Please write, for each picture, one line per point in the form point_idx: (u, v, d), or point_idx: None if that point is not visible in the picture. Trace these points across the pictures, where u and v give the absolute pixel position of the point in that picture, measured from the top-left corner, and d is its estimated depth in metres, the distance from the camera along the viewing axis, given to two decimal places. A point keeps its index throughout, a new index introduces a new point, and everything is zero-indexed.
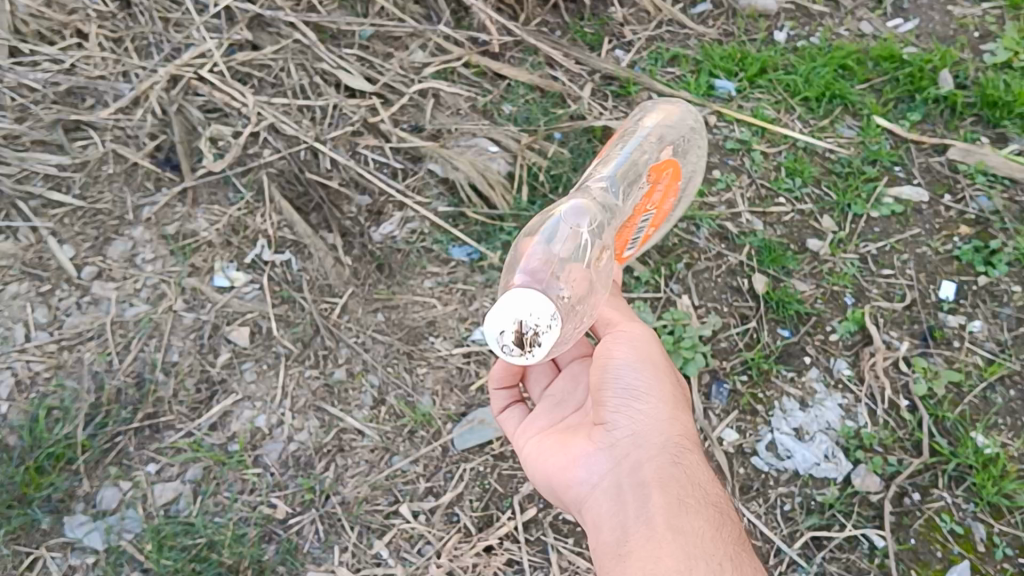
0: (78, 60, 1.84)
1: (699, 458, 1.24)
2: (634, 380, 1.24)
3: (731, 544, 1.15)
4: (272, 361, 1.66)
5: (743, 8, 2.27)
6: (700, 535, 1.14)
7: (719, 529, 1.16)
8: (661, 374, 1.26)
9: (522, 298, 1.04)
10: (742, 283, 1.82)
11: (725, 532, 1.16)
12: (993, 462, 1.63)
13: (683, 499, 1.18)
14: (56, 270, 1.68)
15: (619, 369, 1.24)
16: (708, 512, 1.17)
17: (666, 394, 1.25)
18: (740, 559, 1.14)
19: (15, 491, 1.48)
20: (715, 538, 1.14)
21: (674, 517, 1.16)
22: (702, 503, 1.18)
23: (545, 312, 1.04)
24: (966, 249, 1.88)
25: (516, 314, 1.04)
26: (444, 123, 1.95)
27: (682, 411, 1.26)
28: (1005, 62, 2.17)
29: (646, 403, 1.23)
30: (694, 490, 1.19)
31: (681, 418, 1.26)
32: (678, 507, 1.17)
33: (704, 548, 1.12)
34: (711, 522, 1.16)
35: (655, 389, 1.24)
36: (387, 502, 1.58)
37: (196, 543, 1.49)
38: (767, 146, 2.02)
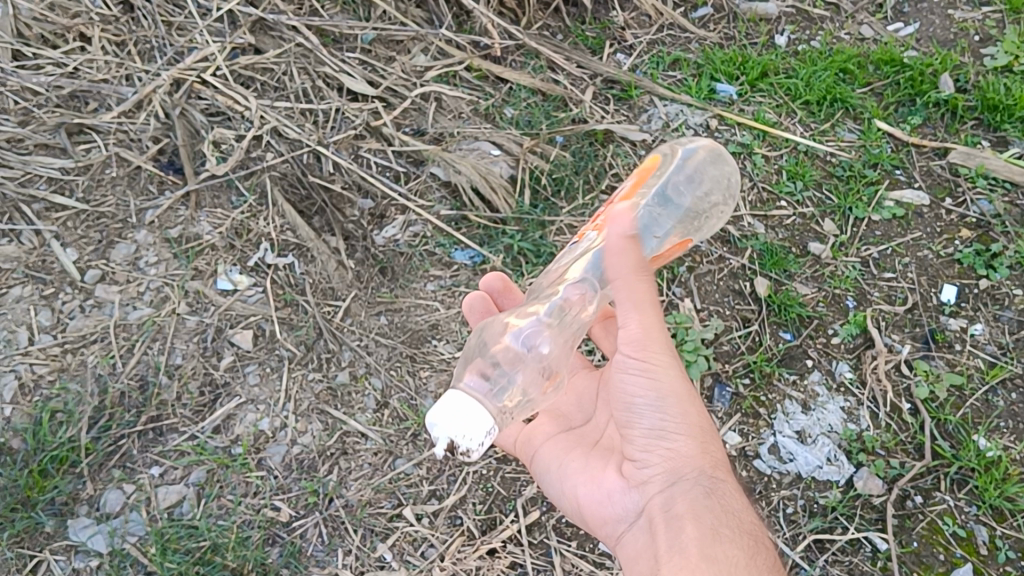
0: (81, 63, 1.84)
1: (731, 486, 1.24)
2: (660, 416, 1.22)
3: (767, 572, 1.15)
4: (275, 364, 1.67)
5: (744, 12, 2.28)
6: (736, 565, 1.13)
7: (754, 557, 1.16)
8: (689, 408, 1.23)
9: (457, 415, 1.07)
10: (743, 286, 1.82)
11: (761, 561, 1.16)
12: (995, 465, 1.64)
13: (717, 528, 1.17)
14: (59, 273, 1.68)
15: (642, 406, 1.22)
16: (742, 540, 1.17)
17: (695, 427, 1.24)
18: None
19: (18, 494, 1.48)
20: (753, 569, 1.14)
21: (708, 547, 1.15)
22: (737, 532, 1.18)
23: (479, 429, 1.07)
24: (967, 252, 1.89)
25: (451, 432, 1.07)
26: (446, 126, 1.96)
27: (711, 440, 1.26)
28: (1005, 66, 2.18)
29: (673, 438, 1.23)
30: (727, 519, 1.19)
31: (712, 447, 1.26)
32: (714, 538, 1.16)
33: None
34: (749, 552, 1.16)
35: (682, 423, 1.23)
36: (390, 505, 1.58)
37: (200, 546, 1.49)
38: (768, 150, 2.02)
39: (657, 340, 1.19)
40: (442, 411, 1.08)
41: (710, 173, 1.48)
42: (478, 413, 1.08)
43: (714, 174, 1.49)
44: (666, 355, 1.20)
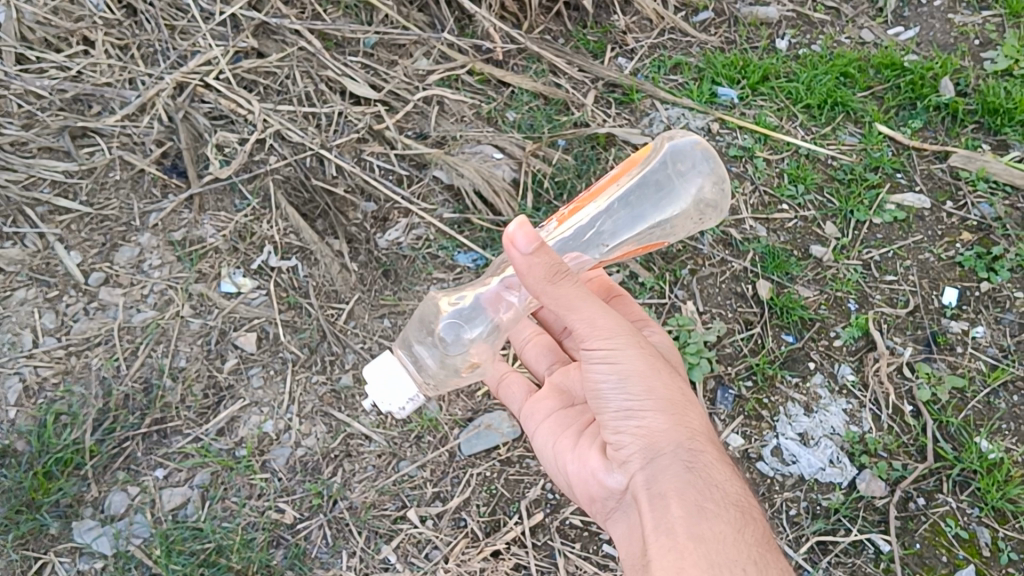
0: (85, 67, 1.84)
1: (713, 457, 1.17)
2: (625, 397, 1.17)
3: (755, 547, 1.09)
4: (279, 367, 1.67)
5: (745, 16, 2.28)
6: (723, 540, 1.08)
7: (742, 531, 1.10)
8: (658, 381, 1.17)
9: (384, 385, 1.27)
10: (746, 289, 1.83)
11: (749, 535, 1.11)
12: (997, 467, 1.64)
13: (702, 503, 1.12)
14: (63, 276, 1.69)
15: (607, 391, 1.18)
16: (729, 513, 1.12)
17: (666, 400, 1.17)
18: (767, 561, 1.08)
19: (23, 496, 1.49)
20: (741, 544, 1.08)
21: (694, 524, 1.10)
22: (724, 505, 1.12)
23: (401, 397, 1.28)
24: (968, 256, 1.90)
25: (381, 397, 1.28)
26: (449, 130, 1.97)
27: (687, 408, 1.19)
28: (1006, 70, 2.18)
29: (643, 417, 1.17)
30: (710, 493, 1.13)
31: (688, 418, 1.18)
32: (699, 514, 1.10)
33: (727, 558, 1.06)
34: (736, 526, 1.11)
35: (653, 399, 1.17)
36: (394, 507, 1.58)
37: (205, 548, 1.50)
38: (770, 153, 2.02)
39: (608, 326, 1.15)
40: (375, 374, 1.28)
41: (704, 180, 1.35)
42: (401, 384, 1.27)
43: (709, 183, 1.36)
44: (621, 336, 1.16)
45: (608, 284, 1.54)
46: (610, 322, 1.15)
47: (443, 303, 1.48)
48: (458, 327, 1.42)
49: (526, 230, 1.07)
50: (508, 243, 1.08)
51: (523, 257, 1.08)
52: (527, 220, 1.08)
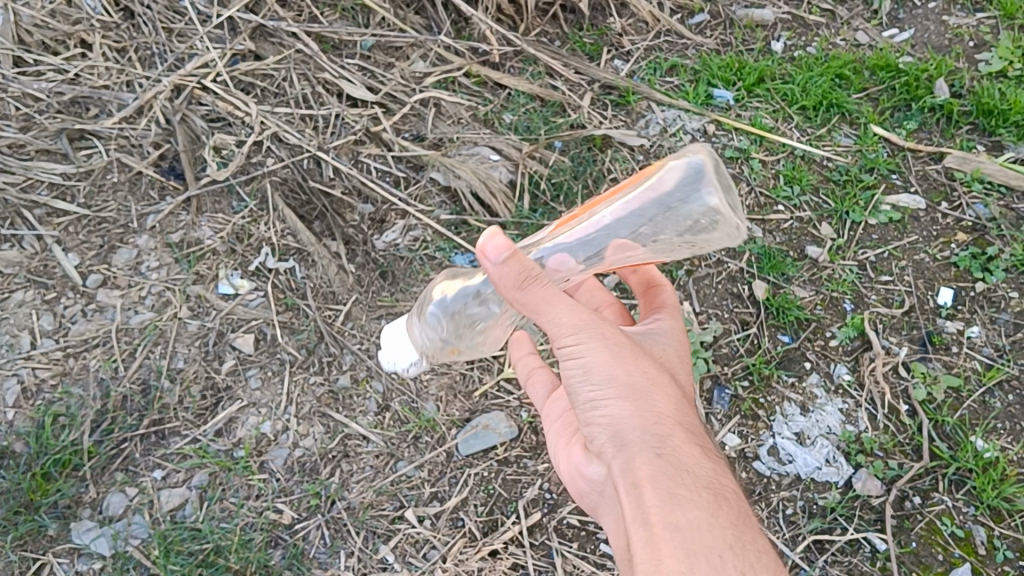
0: (83, 70, 1.85)
1: (684, 441, 1.15)
2: (593, 388, 1.15)
3: (730, 530, 1.08)
4: (277, 368, 1.68)
5: (740, 18, 2.28)
6: (697, 529, 1.06)
7: (716, 515, 1.09)
8: (626, 370, 1.15)
9: (393, 346, 1.38)
10: (742, 289, 1.84)
11: (722, 519, 1.09)
12: (993, 465, 1.65)
13: (677, 491, 1.10)
14: (61, 278, 1.69)
15: (577, 383, 1.16)
16: (702, 498, 1.10)
17: (635, 388, 1.15)
18: (743, 544, 1.07)
19: (22, 497, 1.49)
20: (716, 531, 1.07)
21: (670, 513, 1.08)
22: (698, 491, 1.10)
23: (403, 359, 1.38)
24: (963, 256, 1.90)
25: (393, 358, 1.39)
26: (446, 132, 1.97)
27: (655, 393, 1.16)
28: (1000, 71, 2.19)
29: (613, 407, 1.14)
30: (682, 479, 1.11)
31: (658, 403, 1.15)
32: (673, 502, 1.08)
33: (702, 543, 1.05)
34: (710, 511, 1.09)
35: (621, 387, 1.14)
36: (392, 507, 1.59)
37: (203, 548, 1.51)
38: (766, 154, 2.03)
39: (574, 321, 1.13)
40: (389, 336, 1.40)
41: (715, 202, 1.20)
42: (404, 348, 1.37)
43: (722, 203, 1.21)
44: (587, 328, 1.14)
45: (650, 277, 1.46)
46: (576, 314, 1.13)
47: (438, 287, 1.43)
48: (441, 318, 1.38)
49: (496, 240, 1.10)
50: (481, 254, 1.12)
51: (495, 266, 1.12)
52: (498, 231, 1.11)
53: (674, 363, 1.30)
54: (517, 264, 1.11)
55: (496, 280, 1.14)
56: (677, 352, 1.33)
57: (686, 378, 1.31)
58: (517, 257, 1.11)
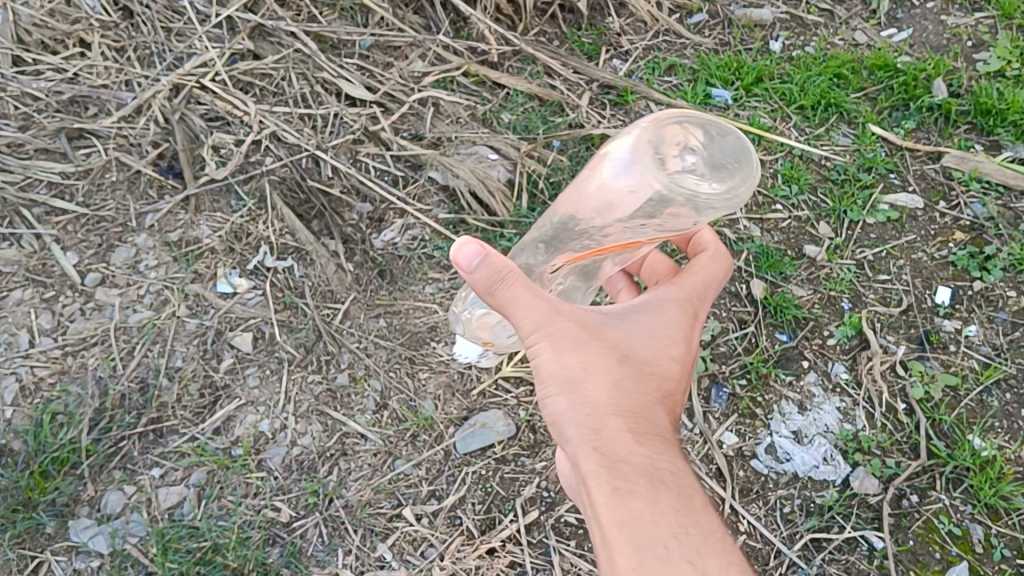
0: (82, 69, 1.85)
1: (622, 430, 1.12)
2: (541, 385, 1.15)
3: (676, 519, 1.10)
4: (275, 367, 1.68)
5: (739, 18, 2.28)
6: (641, 521, 1.09)
7: (659, 504, 1.10)
8: (575, 361, 1.12)
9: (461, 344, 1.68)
10: (740, 288, 1.84)
11: (665, 506, 1.10)
12: (990, 464, 1.65)
13: (625, 484, 1.10)
14: (60, 277, 1.69)
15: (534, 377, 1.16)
16: (643, 487, 1.11)
17: (584, 377, 1.12)
18: (687, 531, 1.10)
19: (20, 495, 1.50)
20: (660, 521, 1.09)
21: (619, 507, 1.09)
22: (644, 478, 1.11)
23: None
24: (961, 255, 1.90)
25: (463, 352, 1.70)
26: (444, 131, 1.97)
27: (602, 382, 1.12)
28: (998, 71, 2.19)
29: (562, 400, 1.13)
30: (627, 470, 1.11)
31: (596, 394, 1.12)
32: (615, 498, 1.10)
33: (647, 537, 1.08)
34: (651, 499, 1.10)
35: (570, 379, 1.12)
36: (390, 505, 1.59)
37: (201, 546, 1.51)
38: (764, 154, 2.03)
39: (524, 321, 1.12)
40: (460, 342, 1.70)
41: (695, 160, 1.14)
42: None
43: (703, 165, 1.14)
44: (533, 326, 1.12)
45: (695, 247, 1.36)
46: (526, 312, 1.12)
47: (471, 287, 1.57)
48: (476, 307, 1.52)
49: (467, 248, 1.12)
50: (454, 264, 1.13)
51: (470, 273, 1.13)
52: (466, 240, 1.12)
53: (647, 336, 1.18)
54: (486, 270, 1.12)
55: (471, 283, 1.14)
56: (656, 318, 1.20)
57: (666, 348, 1.19)
58: (488, 260, 1.11)
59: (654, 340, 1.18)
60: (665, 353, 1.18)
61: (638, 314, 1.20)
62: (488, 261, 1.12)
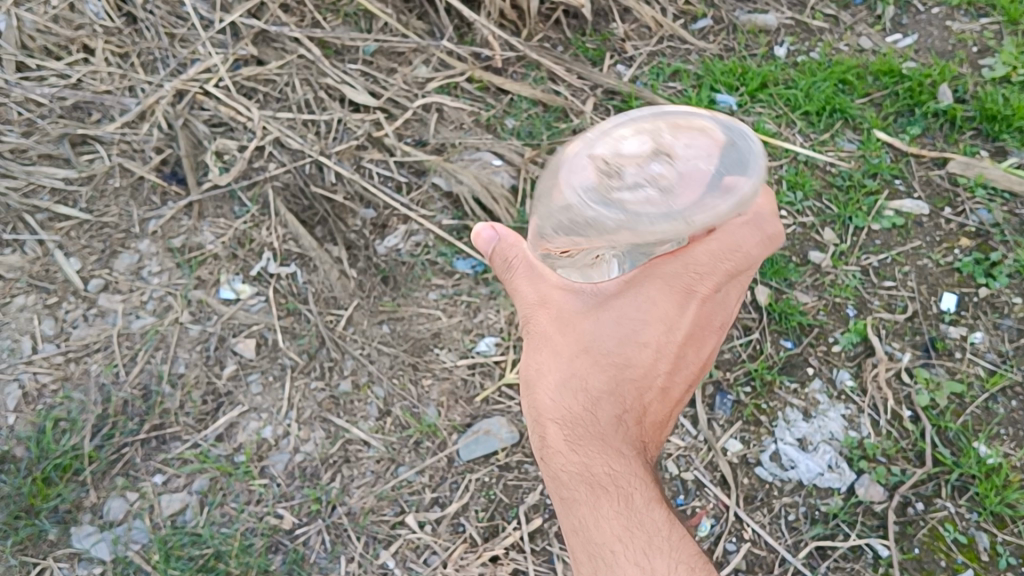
0: (85, 75, 1.85)
1: (566, 435, 1.29)
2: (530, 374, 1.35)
3: (615, 523, 1.24)
4: (277, 373, 1.68)
5: (743, 24, 2.27)
6: (586, 524, 1.25)
7: (601, 508, 1.25)
8: (540, 363, 1.29)
9: None
10: (744, 295, 1.83)
11: (607, 511, 1.25)
12: (996, 471, 1.64)
13: (574, 486, 1.27)
14: (62, 283, 1.69)
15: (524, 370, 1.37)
16: (586, 493, 1.26)
17: (544, 381, 1.29)
18: (628, 535, 1.23)
19: (23, 501, 1.51)
20: (601, 523, 1.24)
21: (568, 507, 1.28)
22: (592, 482, 1.26)
23: None
24: (966, 262, 1.89)
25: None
26: (448, 137, 1.97)
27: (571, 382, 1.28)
28: (1004, 77, 2.16)
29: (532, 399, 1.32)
30: (577, 475, 1.27)
31: (553, 399, 1.29)
32: (566, 497, 1.28)
33: (589, 536, 1.25)
34: (593, 505, 1.26)
35: (536, 383, 1.30)
36: (392, 513, 1.59)
37: (203, 553, 1.52)
38: (768, 160, 2.03)
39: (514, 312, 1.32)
40: None
41: (659, 173, 1.05)
42: None
43: (667, 181, 1.05)
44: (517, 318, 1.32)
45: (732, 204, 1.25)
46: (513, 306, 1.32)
47: None
48: None
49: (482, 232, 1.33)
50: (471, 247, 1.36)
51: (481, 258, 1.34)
52: (479, 225, 1.33)
53: (614, 328, 1.26)
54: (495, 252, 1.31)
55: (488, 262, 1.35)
56: (632, 301, 1.26)
57: (634, 342, 1.27)
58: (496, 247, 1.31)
59: (619, 332, 1.26)
60: (630, 341, 1.26)
61: (617, 302, 1.26)
62: (500, 244, 1.32)
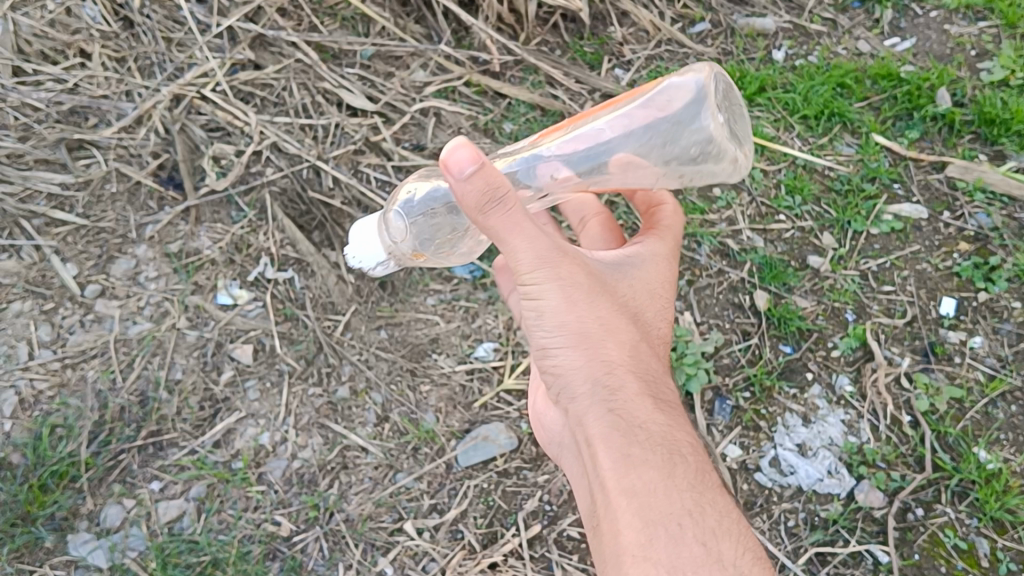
0: (81, 80, 1.80)
1: (633, 395, 1.13)
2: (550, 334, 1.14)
3: (688, 494, 1.09)
4: (275, 380, 1.68)
5: (741, 28, 2.27)
6: (653, 493, 1.08)
7: (673, 475, 1.09)
8: (582, 314, 1.12)
9: (362, 242, 1.26)
10: (743, 299, 1.83)
11: (680, 481, 1.09)
12: (996, 477, 1.64)
13: (629, 451, 1.10)
14: (59, 289, 1.68)
15: (532, 325, 1.16)
16: (657, 459, 1.10)
17: (584, 337, 1.13)
18: (701, 507, 1.08)
19: (19, 509, 1.49)
20: (671, 494, 1.08)
21: (624, 477, 1.09)
22: (652, 446, 1.11)
23: (371, 258, 1.27)
24: (965, 266, 1.89)
25: (358, 255, 1.27)
26: (445, 142, 1.98)
27: (610, 341, 1.14)
28: (1002, 80, 2.16)
29: (560, 354, 1.15)
30: (635, 437, 1.11)
31: (612, 353, 1.14)
32: (625, 468, 1.09)
33: (660, 510, 1.07)
34: (665, 473, 1.09)
35: (574, 336, 1.13)
36: (391, 519, 1.59)
37: (201, 561, 1.51)
38: (767, 164, 2.02)
39: (518, 263, 1.09)
40: (358, 235, 1.27)
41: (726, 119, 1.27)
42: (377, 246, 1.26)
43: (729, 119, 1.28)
44: (528, 270, 1.09)
45: (649, 200, 1.42)
46: (520, 257, 1.09)
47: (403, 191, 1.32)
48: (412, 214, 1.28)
49: (460, 152, 1.01)
50: (443, 167, 1.03)
51: (459, 182, 1.03)
52: (461, 140, 1.02)
53: (648, 300, 1.24)
54: (476, 182, 1.02)
55: (460, 196, 1.05)
56: (655, 277, 1.28)
57: (660, 312, 1.26)
58: (481, 172, 1.02)
59: (654, 303, 1.25)
60: (661, 316, 1.26)
61: (621, 270, 1.25)
62: (480, 173, 1.02)
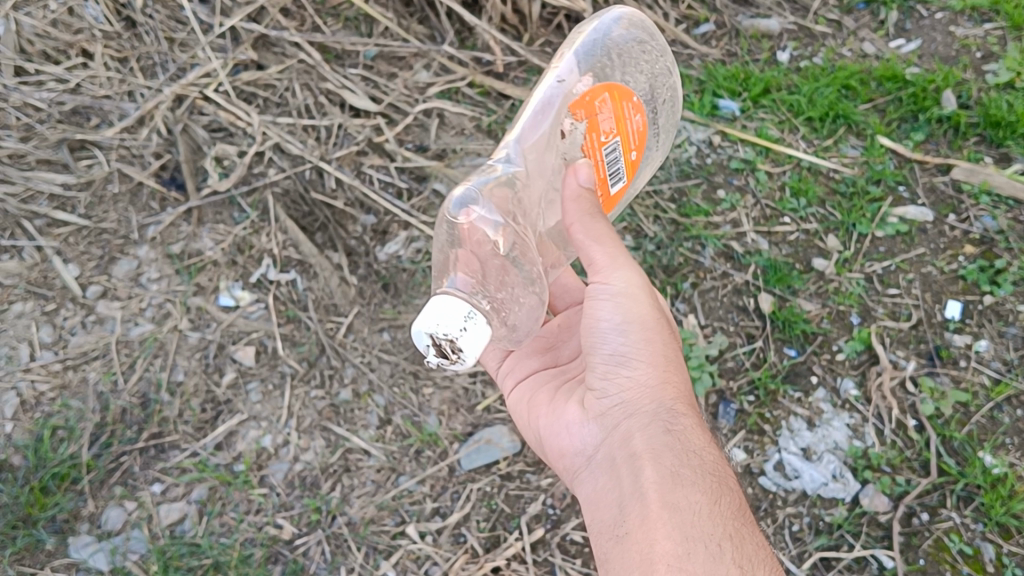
0: (84, 80, 1.79)
1: (692, 423, 1.14)
2: (624, 344, 1.17)
3: (730, 520, 1.06)
4: (277, 381, 1.67)
5: (746, 29, 2.25)
6: (697, 512, 1.05)
7: (718, 502, 1.07)
8: (655, 337, 1.17)
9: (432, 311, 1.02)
10: (748, 302, 1.82)
11: (725, 508, 1.07)
12: (1002, 481, 1.63)
13: (678, 469, 1.08)
14: (61, 290, 1.67)
15: (605, 330, 1.17)
16: (705, 483, 1.08)
17: (657, 357, 1.17)
18: (740, 536, 1.05)
19: (20, 511, 1.48)
20: (714, 517, 1.05)
21: (671, 492, 1.06)
22: (700, 472, 1.09)
23: (455, 319, 1.01)
24: (971, 269, 1.88)
25: (429, 328, 1.02)
26: (448, 143, 1.97)
27: (676, 369, 1.18)
28: (1008, 82, 2.14)
29: (634, 367, 1.16)
30: (687, 459, 1.09)
31: (677, 379, 1.17)
32: (672, 481, 1.07)
33: (702, 529, 1.03)
34: (710, 497, 1.07)
35: (646, 354, 1.16)
36: (393, 523, 1.58)
37: (202, 564, 1.50)
38: (772, 166, 2.01)
39: (609, 261, 1.16)
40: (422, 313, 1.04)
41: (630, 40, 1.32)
42: (454, 302, 1.02)
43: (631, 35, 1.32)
44: (618, 271, 1.16)
45: None
46: (610, 255, 1.15)
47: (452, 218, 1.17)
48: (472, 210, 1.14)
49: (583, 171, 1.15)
50: (570, 169, 1.15)
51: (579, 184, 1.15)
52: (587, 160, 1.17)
53: None
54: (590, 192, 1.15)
55: (575, 198, 1.15)
56: None
57: None
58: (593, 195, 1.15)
59: None
60: None
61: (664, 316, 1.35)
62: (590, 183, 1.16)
